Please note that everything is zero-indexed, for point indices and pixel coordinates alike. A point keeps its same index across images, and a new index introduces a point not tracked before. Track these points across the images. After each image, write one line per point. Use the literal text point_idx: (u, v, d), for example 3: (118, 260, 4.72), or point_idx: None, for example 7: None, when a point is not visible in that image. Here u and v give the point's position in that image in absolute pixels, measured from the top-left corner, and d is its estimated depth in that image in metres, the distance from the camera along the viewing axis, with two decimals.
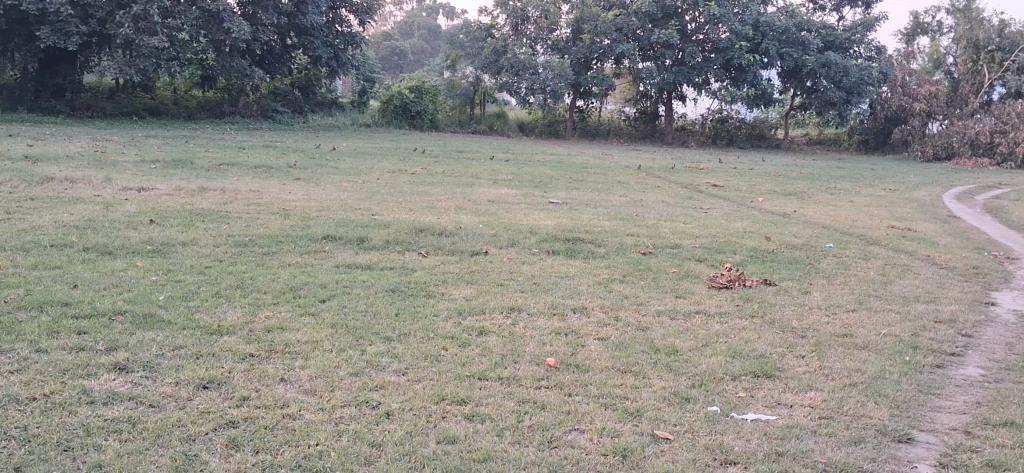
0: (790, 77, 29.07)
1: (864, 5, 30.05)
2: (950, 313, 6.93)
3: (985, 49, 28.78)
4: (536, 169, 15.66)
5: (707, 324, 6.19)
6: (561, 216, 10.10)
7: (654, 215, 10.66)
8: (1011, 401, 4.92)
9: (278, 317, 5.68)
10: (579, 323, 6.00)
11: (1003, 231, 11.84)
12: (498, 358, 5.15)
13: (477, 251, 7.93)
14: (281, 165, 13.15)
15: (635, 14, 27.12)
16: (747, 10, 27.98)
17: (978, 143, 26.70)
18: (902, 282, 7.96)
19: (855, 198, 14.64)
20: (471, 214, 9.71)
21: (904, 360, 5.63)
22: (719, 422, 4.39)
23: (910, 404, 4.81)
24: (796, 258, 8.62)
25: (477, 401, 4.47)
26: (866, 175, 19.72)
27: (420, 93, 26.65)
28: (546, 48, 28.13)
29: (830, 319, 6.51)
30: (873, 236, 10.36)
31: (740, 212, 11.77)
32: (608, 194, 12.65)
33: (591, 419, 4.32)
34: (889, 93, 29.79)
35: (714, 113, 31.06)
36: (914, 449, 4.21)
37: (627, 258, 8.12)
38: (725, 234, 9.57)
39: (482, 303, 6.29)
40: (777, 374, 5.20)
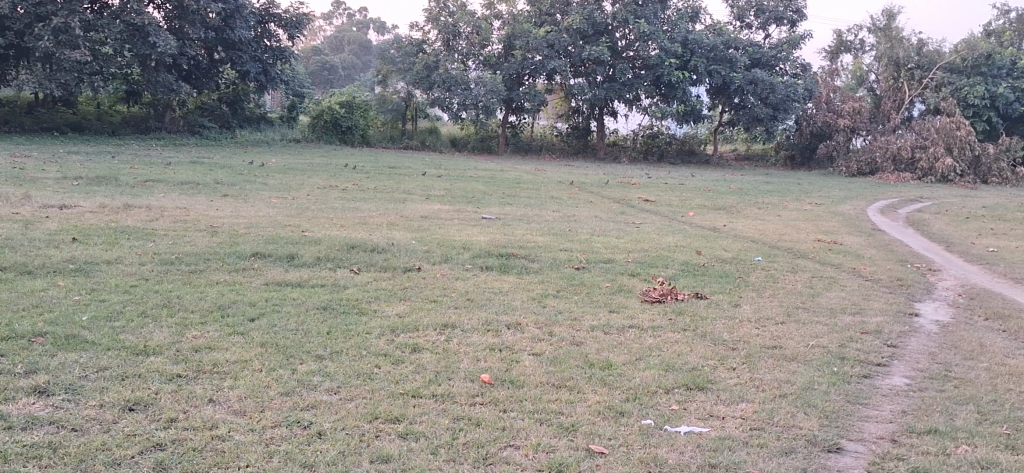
0: (719, 93, 29.81)
1: (789, 23, 30.61)
2: (875, 324, 7.08)
3: (905, 67, 30.16)
4: (469, 184, 15.64)
5: (640, 338, 6.23)
6: (495, 231, 10.12)
7: (587, 230, 10.75)
8: (937, 410, 5.05)
9: (207, 336, 5.55)
10: (514, 339, 5.98)
11: (925, 243, 12.31)
12: (431, 374, 5.11)
13: (410, 267, 7.89)
14: (208, 182, 12.91)
15: (567, 31, 27.32)
16: (675, 27, 28.30)
17: (900, 158, 27.43)
18: (831, 293, 8.13)
19: (783, 212, 14.91)
20: (403, 230, 9.66)
21: (834, 371, 5.73)
22: (653, 435, 4.40)
23: (840, 413, 4.90)
24: (726, 271, 8.75)
25: (409, 419, 4.41)
26: (794, 190, 20.17)
27: (352, 109, 26.49)
28: (478, 64, 28.11)
29: (761, 331, 6.60)
30: (801, 249, 10.58)
31: (673, 226, 12.02)
32: (541, 209, 12.69)
33: (527, 435, 4.30)
34: (814, 109, 30.61)
35: (646, 128, 31.36)
36: (842, 459, 4.27)
37: (560, 273, 8.13)
38: (657, 249, 9.68)
39: (417, 320, 6.24)
40: (708, 386, 5.25)
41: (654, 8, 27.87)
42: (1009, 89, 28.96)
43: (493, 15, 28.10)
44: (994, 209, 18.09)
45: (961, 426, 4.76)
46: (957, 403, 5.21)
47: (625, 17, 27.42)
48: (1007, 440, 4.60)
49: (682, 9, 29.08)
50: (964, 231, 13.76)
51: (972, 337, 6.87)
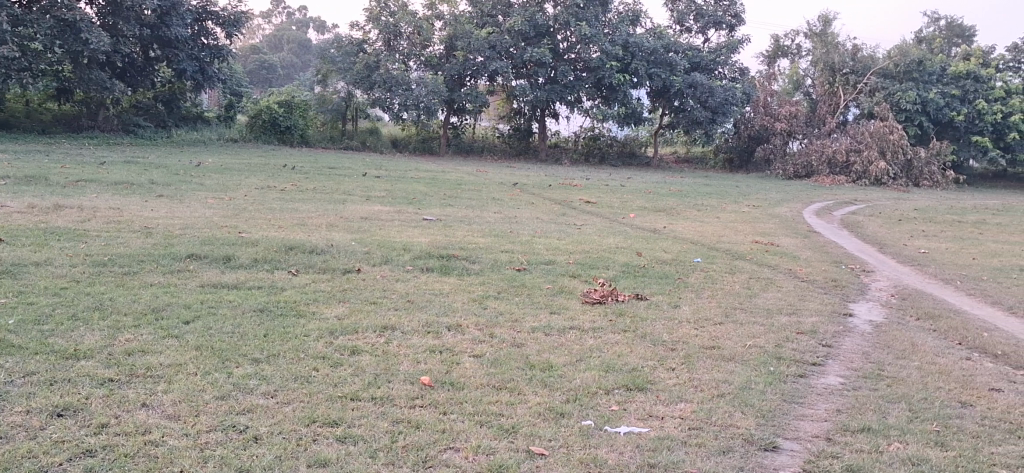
0: (659, 97, 30.21)
1: (727, 28, 31.20)
2: (811, 324, 7.20)
3: (841, 72, 30.94)
4: (410, 185, 15.55)
5: (580, 339, 6.25)
6: (436, 232, 10.07)
7: (528, 231, 10.76)
8: (870, 408, 5.14)
9: (140, 339, 5.42)
10: (454, 340, 5.95)
11: (858, 244, 12.59)
12: (370, 377, 5.06)
13: (350, 269, 7.80)
14: (143, 182, 12.65)
15: (508, 32, 27.33)
16: (616, 30, 28.52)
17: (835, 162, 27.95)
18: (767, 294, 8.24)
19: (721, 214, 15.12)
20: (343, 231, 9.57)
21: (771, 370, 5.80)
22: (593, 436, 4.41)
23: (776, 413, 4.96)
24: (666, 272, 8.82)
25: (348, 422, 4.36)
26: (733, 192, 20.48)
27: (290, 108, 26.13)
28: (419, 64, 27.94)
29: (700, 332, 6.67)
30: (739, 250, 10.73)
31: (613, 227, 12.09)
32: (482, 211, 12.67)
33: (467, 437, 4.27)
34: (751, 112, 31.09)
35: (587, 130, 31.56)
36: (778, 457, 4.33)
37: (501, 275, 8.12)
38: (598, 250, 9.72)
39: (356, 323, 6.17)
40: (648, 387, 5.28)
41: (595, 11, 28.05)
42: (939, 93, 29.97)
43: (434, 16, 27.99)
44: (925, 211, 18.57)
45: (893, 424, 4.85)
46: (890, 401, 5.32)
47: (566, 20, 27.52)
48: (936, 436, 4.70)
49: (623, 12, 29.33)
50: (896, 232, 14.09)
51: (903, 336, 7.03)
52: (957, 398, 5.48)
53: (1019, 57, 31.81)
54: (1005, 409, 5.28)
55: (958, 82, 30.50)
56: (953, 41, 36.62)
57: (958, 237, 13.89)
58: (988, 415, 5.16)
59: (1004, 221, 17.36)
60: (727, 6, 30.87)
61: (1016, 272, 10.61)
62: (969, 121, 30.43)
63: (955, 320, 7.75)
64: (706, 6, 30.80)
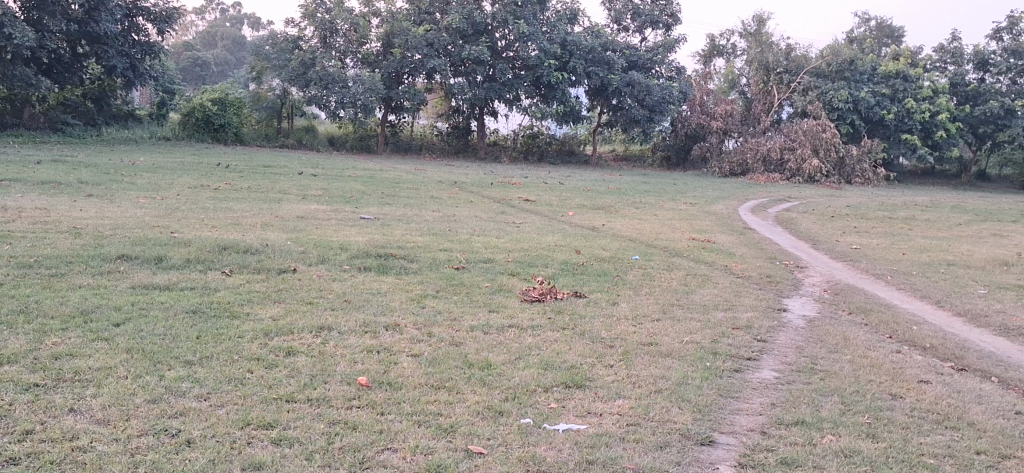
0: (597, 95, 30.49)
1: (664, 27, 31.56)
2: (747, 320, 7.29)
3: (775, 71, 31.55)
4: (347, 184, 15.42)
5: (519, 337, 6.24)
6: (373, 231, 10.00)
7: (466, 230, 10.74)
8: (803, 401, 5.22)
9: (67, 342, 5.27)
10: (392, 340, 5.90)
11: (793, 241, 12.79)
12: (306, 378, 4.98)
13: (286, 268, 7.70)
14: (71, 181, 12.32)
15: (446, 30, 27.22)
16: (554, 29, 28.63)
17: (770, 160, 28.42)
18: (703, 291, 8.33)
19: (659, 211, 15.27)
20: (278, 231, 9.44)
21: (707, 366, 5.86)
22: (532, 434, 4.40)
23: (713, 407, 5.01)
24: (605, 271, 8.86)
25: (284, 424, 4.29)
26: (670, 190, 20.73)
27: (224, 106, 25.66)
28: (356, 61, 27.67)
29: (637, 329, 6.71)
30: (676, 248, 10.83)
31: (551, 225, 12.11)
32: (421, 209, 12.61)
33: (405, 437, 4.23)
34: (688, 111, 31.52)
35: (526, 129, 31.65)
36: (714, 451, 4.37)
37: (439, 274, 8.07)
38: (536, 248, 9.74)
39: (292, 323, 6.08)
40: (587, 384, 5.29)
41: (532, 9, 28.10)
42: (870, 93, 30.61)
43: (371, 13, 27.74)
44: (856, 208, 18.96)
45: (826, 417, 4.93)
46: (823, 394, 5.41)
47: (504, 17, 27.51)
48: (868, 428, 4.79)
49: (561, 11, 29.46)
50: (829, 229, 14.37)
51: (836, 331, 7.16)
52: (888, 390, 5.59)
53: (945, 58, 32.70)
54: (933, 400, 5.41)
55: (889, 82, 31.35)
56: (883, 41, 37.52)
57: (888, 233, 14.21)
58: (918, 406, 5.27)
59: (932, 217, 17.80)
60: (664, 5, 31.25)
61: (943, 266, 10.89)
62: (899, 120, 31.18)
63: (885, 314, 7.92)
64: (643, 5, 31.11)
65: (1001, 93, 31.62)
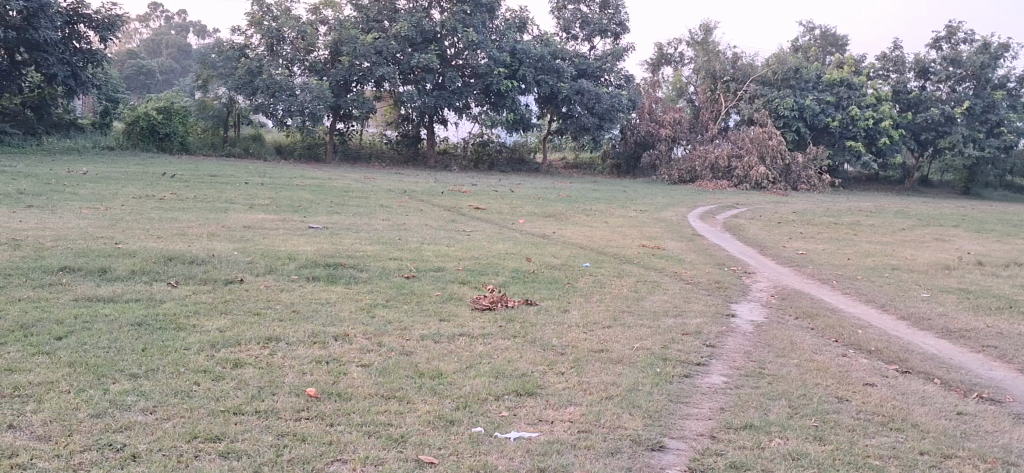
0: (547, 103, 30.68)
1: (612, 36, 31.85)
2: (696, 326, 7.35)
3: (721, 79, 31.94)
4: (295, 193, 15.29)
5: (470, 346, 6.22)
6: (322, 240, 9.93)
7: (417, 238, 10.70)
8: (751, 405, 5.27)
9: (6, 358, 5.14)
10: (341, 351, 5.84)
11: (741, 247, 12.94)
12: (254, 390, 4.92)
13: (233, 279, 7.60)
14: (11, 192, 12.07)
15: (395, 38, 27.10)
16: (503, 37, 28.71)
17: (718, 167, 28.76)
18: (653, 297, 8.39)
19: (609, 219, 15.36)
20: (225, 241, 9.33)
21: (657, 372, 5.90)
22: (483, 442, 4.39)
23: (663, 413, 5.04)
24: (556, 278, 8.88)
25: (231, 437, 4.22)
26: (620, 197, 20.88)
27: (169, 115, 25.27)
28: (303, 69, 27.38)
29: (588, 336, 6.73)
30: (626, 254, 10.90)
31: (502, 233, 12.10)
32: (370, 218, 12.53)
33: (355, 448, 4.19)
34: (637, 119, 31.84)
35: (476, 137, 31.73)
36: (665, 457, 4.39)
37: (390, 283, 8.02)
38: (487, 256, 9.72)
39: (239, 334, 6.00)
40: (538, 392, 5.29)
41: (481, 17, 28.13)
42: (815, 101, 31.13)
43: (318, 20, 27.52)
44: (802, 214, 19.26)
45: (774, 420, 4.99)
46: (771, 398, 5.46)
47: (453, 26, 27.37)
48: (814, 431, 4.85)
49: (510, 19, 29.59)
50: (776, 234, 14.58)
51: (783, 335, 7.26)
52: (834, 393, 5.67)
53: (887, 66, 33.45)
54: (879, 402, 5.50)
55: (833, 90, 31.78)
56: (827, 50, 38.23)
57: (834, 238, 14.46)
58: (864, 408, 5.36)
59: (876, 222, 18.16)
60: (612, 14, 31.57)
61: (888, 271, 11.09)
62: (844, 127, 31.78)
63: (832, 319, 8.03)
64: (591, 14, 31.33)
65: (941, 100, 32.42)
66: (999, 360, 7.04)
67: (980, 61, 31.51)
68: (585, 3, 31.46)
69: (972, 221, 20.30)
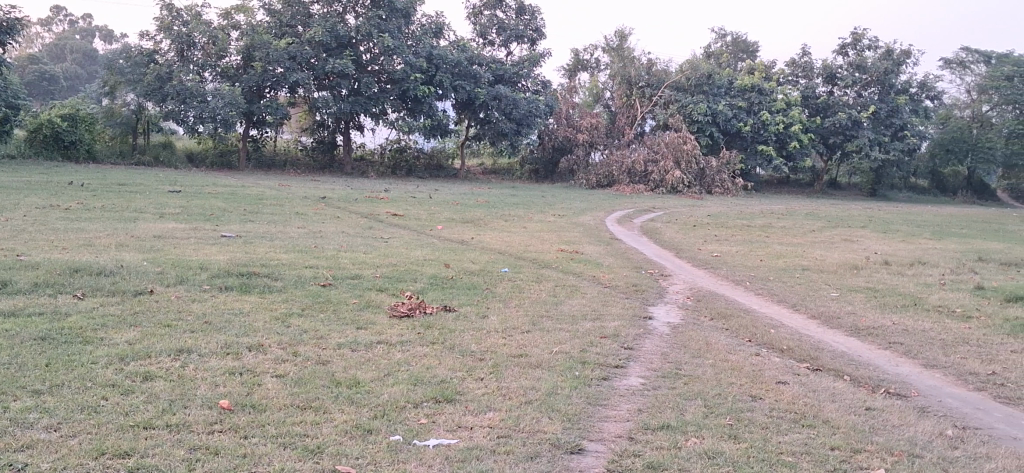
0: (464, 108, 30.73)
1: (529, 41, 32.12)
2: (613, 329, 7.42)
3: (637, 85, 32.41)
4: (207, 201, 14.96)
5: (388, 354, 6.16)
6: (235, 249, 9.75)
7: (333, 246, 10.58)
8: (669, 406, 5.34)
9: None
10: (255, 361, 5.73)
11: (657, 250, 13.11)
12: (164, 403, 4.79)
13: (142, 290, 7.40)
14: None
15: (309, 43, 26.73)
16: (419, 42, 28.62)
17: (635, 172, 29.14)
18: (571, 301, 8.44)
19: (527, 223, 15.42)
20: (134, 251, 9.08)
21: (575, 374, 5.94)
22: (401, 450, 4.34)
23: (581, 416, 5.07)
24: (475, 284, 8.87)
25: (141, 453, 4.10)
26: (538, 202, 20.98)
27: (75, 122, 24.52)
28: (214, 75, 26.84)
29: (507, 341, 6.73)
30: (545, 259, 10.95)
31: (419, 240, 12.03)
32: (285, 226, 12.34)
33: (270, 460, 4.11)
34: (554, 124, 32.08)
35: (393, 143, 31.57)
36: (584, 459, 4.41)
37: (306, 291, 7.91)
38: (404, 263, 9.65)
39: (148, 346, 5.84)
40: (456, 398, 5.27)
41: (397, 23, 27.99)
42: (727, 106, 31.84)
43: (230, 25, 27.01)
44: (717, 217, 19.68)
45: (690, 420, 5.06)
46: (687, 398, 5.54)
47: (368, 31, 27.16)
48: (729, 430, 4.94)
49: (426, 25, 29.53)
50: (691, 237, 14.83)
51: (698, 336, 7.37)
52: (747, 391, 5.78)
53: (796, 72, 34.44)
54: (791, 400, 5.62)
55: (744, 95, 32.70)
56: (738, 56, 39.11)
57: (747, 241, 14.76)
58: (776, 406, 5.47)
59: (787, 224, 18.60)
60: (528, 20, 31.80)
61: (798, 271, 11.37)
62: (755, 132, 32.66)
63: (744, 319, 8.21)
64: (507, 20, 31.48)
65: (848, 105, 33.42)
66: (904, 356, 7.27)
67: (884, 67, 32.78)
68: (501, 9, 31.58)
69: (878, 222, 20.98)
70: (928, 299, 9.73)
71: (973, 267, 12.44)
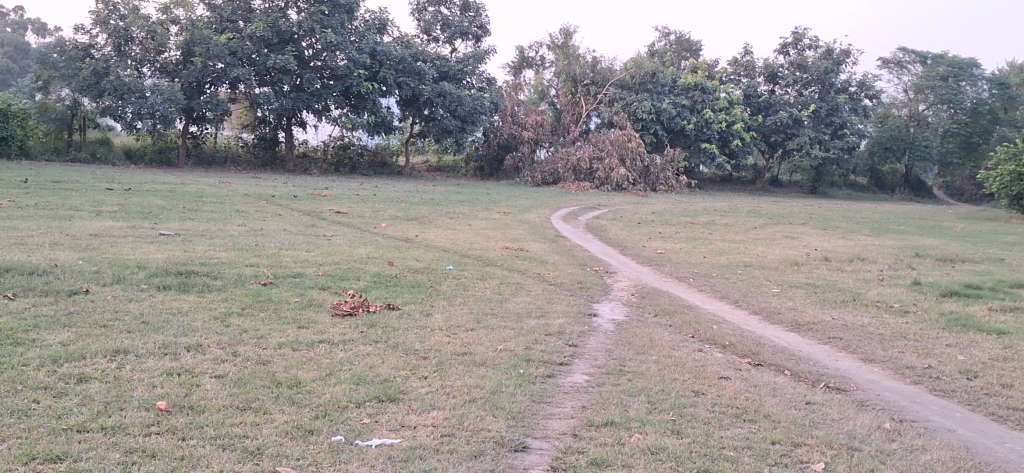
0: (408, 105, 30.60)
1: (473, 38, 32.08)
2: (558, 326, 7.43)
3: (582, 83, 32.56)
4: (146, 199, 14.65)
5: (330, 353, 6.09)
6: (174, 248, 9.56)
7: (275, 244, 10.44)
8: (613, 403, 5.35)
9: None
10: (194, 362, 5.61)
11: (603, 247, 13.15)
12: (100, 406, 4.66)
13: (76, 290, 7.22)
14: None
15: (250, 38, 26.35)
16: (363, 38, 28.40)
17: (580, 169, 29.25)
18: (516, 299, 8.41)
19: (473, 221, 15.39)
20: (69, 250, 8.85)
21: (520, 373, 5.93)
22: (343, 451, 4.28)
23: (526, 413, 5.06)
24: (418, 282, 8.81)
25: (74, 456, 3.99)
26: (483, 199, 20.96)
27: (7, 118, 23.54)
28: (153, 71, 26.36)
29: (451, 339, 6.69)
30: (490, 256, 10.94)
31: (364, 237, 11.93)
32: (226, 224, 12.13)
33: (209, 462, 4.03)
34: (500, 122, 32.07)
35: (336, 140, 31.40)
36: (528, 457, 4.40)
37: (246, 290, 7.78)
38: (348, 261, 9.58)
39: (82, 348, 5.69)
40: (400, 397, 5.21)
41: (340, 18, 27.73)
42: (671, 104, 32.20)
43: (169, 20, 26.51)
44: (662, 214, 19.86)
45: (634, 416, 5.08)
46: (631, 394, 5.57)
47: (311, 27, 26.88)
48: (672, 425, 4.96)
49: (369, 21, 29.32)
50: (636, 235, 14.94)
51: (643, 333, 7.42)
52: (691, 387, 5.81)
53: (739, 71, 34.93)
54: (732, 394, 5.68)
55: (688, 93, 33.07)
56: (682, 55, 39.51)
57: (691, 238, 14.91)
58: (719, 401, 5.51)
59: (730, 221, 18.80)
60: (472, 17, 31.76)
61: (740, 268, 11.52)
62: (699, 130, 33.04)
63: (688, 315, 8.28)
64: (452, 16, 31.38)
65: (789, 104, 33.97)
66: (844, 351, 7.39)
67: (824, 66, 33.31)
68: (445, 5, 31.48)
69: (819, 219, 21.32)
70: (867, 294, 9.91)
71: (909, 263, 12.71)
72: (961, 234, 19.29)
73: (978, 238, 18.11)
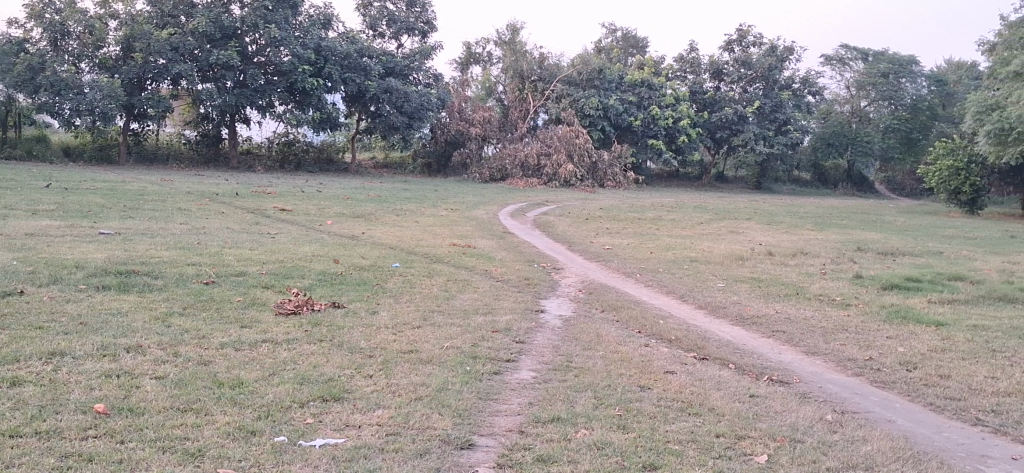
0: (354, 102, 30.40)
1: (419, 34, 31.95)
2: (505, 323, 7.42)
3: (529, 79, 32.60)
4: (84, 197, 14.38)
5: (274, 352, 6.01)
6: (113, 246, 9.38)
7: (217, 242, 10.30)
8: (559, 399, 5.36)
9: None
10: (133, 363, 5.51)
11: (550, 244, 13.18)
12: (33, 410, 4.55)
13: (10, 291, 7.04)
14: None
15: (192, 33, 25.95)
16: (307, 34, 28.18)
17: (528, 165, 29.13)
18: (463, 296, 8.39)
19: (420, 218, 15.33)
20: (3, 250, 8.64)
21: (467, 370, 5.90)
22: (286, 452, 4.24)
23: (472, 411, 5.04)
24: (363, 279, 8.75)
25: (6, 463, 3.88)
26: (431, 196, 20.88)
27: None
28: (92, 66, 25.83)
29: (397, 337, 6.64)
30: (437, 254, 10.90)
31: (309, 235, 11.81)
32: (167, 222, 11.95)
33: (147, 465, 3.96)
34: (447, 118, 31.98)
35: (281, 136, 31.14)
36: (474, 454, 4.39)
37: (188, 290, 7.65)
38: (294, 259, 9.48)
39: (16, 350, 5.55)
40: (344, 396, 5.17)
41: (285, 13, 27.42)
42: (618, 100, 32.43)
43: (108, 14, 25.99)
44: (609, 210, 19.97)
45: (580, 412, 5.09)
46: (578, 390, 5.58)
47: (254, 22, 26.54)
48: (618, 420, 4.98)
49: (314, 16, 29.04)
50: (583, 230, 15.01)
51: (590, 328, 7.45)
52: (637, 382, 5.85)
53: (684, 67, 35.28)
54: (677, 388, 5.73)
55: (634, 89, 33.34)
56: (629, 52, 39.79)
57: (638, 233, 15.01)
58: (664, 395, 5.55)
59: (676, 217, 18.96)
60: (418, 12, 31.62)
61: (687, 263, 11.62)
62: (645, 125, 33.26)
63: (634, 310, 8.33)
64: (398, 11, 31.20)
65: (734, 100, 34.40)
66: (787, 344, 7.49)
67: (768, 63, 33.77)
68: (391, 1, 31.29)
69: (764, 214, 21.61)
70: (809, 287, 10.07)
71: (851, 257, 12.93)
72: (900, 228, 19.69)
73: (916, 232, 18.51)
